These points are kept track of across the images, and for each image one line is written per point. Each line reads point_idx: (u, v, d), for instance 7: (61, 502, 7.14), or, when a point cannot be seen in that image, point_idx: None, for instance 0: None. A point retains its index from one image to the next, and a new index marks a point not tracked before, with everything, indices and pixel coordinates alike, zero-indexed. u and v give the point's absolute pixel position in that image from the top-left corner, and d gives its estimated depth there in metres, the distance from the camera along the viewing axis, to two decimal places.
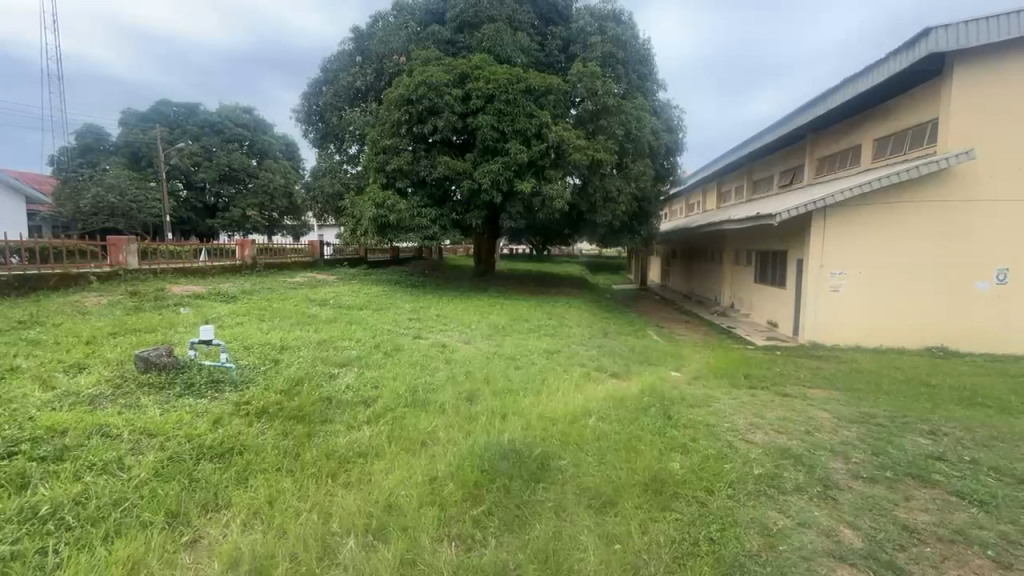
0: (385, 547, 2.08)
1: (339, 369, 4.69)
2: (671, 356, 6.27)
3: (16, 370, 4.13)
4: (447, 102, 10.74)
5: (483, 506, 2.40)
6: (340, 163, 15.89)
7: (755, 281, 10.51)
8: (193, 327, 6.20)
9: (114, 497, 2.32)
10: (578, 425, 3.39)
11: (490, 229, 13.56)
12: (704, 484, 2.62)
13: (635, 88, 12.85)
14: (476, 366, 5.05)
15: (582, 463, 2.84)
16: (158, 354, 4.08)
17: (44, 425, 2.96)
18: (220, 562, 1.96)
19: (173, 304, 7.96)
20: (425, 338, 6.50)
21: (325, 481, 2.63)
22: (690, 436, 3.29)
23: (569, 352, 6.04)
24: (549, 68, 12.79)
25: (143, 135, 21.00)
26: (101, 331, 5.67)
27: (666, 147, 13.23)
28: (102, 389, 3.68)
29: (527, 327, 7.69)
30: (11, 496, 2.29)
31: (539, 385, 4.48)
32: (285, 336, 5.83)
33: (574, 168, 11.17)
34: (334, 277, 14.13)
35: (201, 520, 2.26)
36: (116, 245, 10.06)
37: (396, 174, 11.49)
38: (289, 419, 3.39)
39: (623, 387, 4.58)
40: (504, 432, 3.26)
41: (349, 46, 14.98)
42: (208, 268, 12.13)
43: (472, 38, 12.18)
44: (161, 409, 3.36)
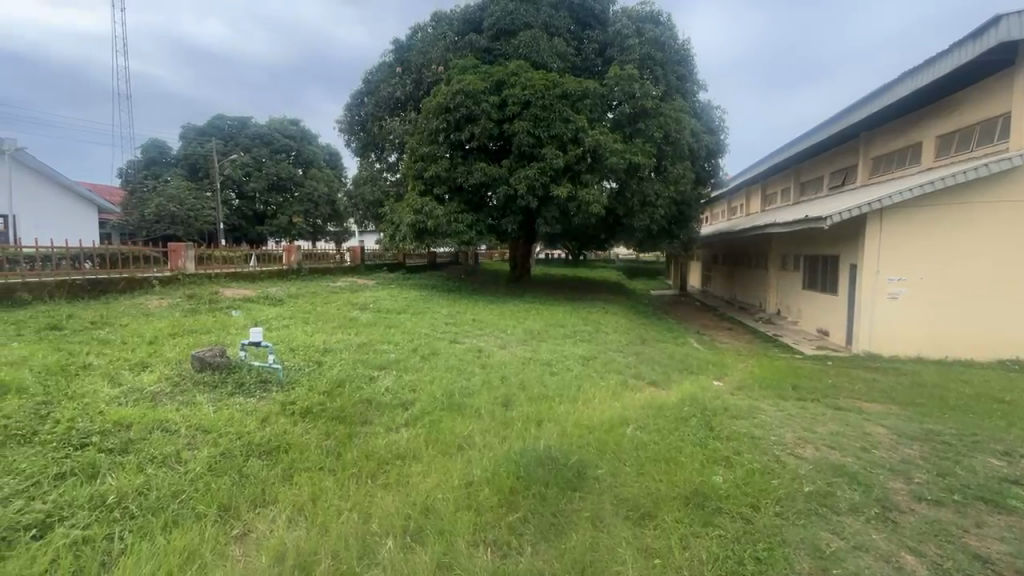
0: (421, 549, 2.10)
1: (378, 372, 4.81)
2: (712, 365, 6.04)
3: (89, 367, 4.48)
4: (484, 109, 10.88)
5: (518, 513, 2.38)
6: (380, 171, 16.39)
7: (804, 287, 10.01)
8: (243, 329, 6.52)
9: (171, 489, 2.47)
10: (615, 434, 3.33)
11: (525, 234, 13.55)
12: (748, 500, 2.51)
13: (673, 90, 12.61)
14: (511, 372, 5.05)
15: (619, 473, 2.78)
16: (212, 355, 4.31)
17: (111, 419, 3.19)
18: (267, 557, 2.03)
19: (225, 307, 8.42)
20: (461, 342, 6.57)
21: (364, 482, 2.69)
22: (734, 448, 3.16)
23: (606, 359, 5.95)
24: (584, 72, 12.72)
25: (200, 148, 22.42)
26: (162, 332, 6.08)
27: (707, 148, 12.86)
28: (162, 387, 3.94)
29: (563, 333, 7.63)
30: (83, 484, 2.48)
31: (575, 393, 4.42)
32: (327, 339, 6.04)
33: (611, 172, 11.04)
34: (374, 283, 14.53)
35: (249, 515, 2.36)
36: (176, 251, 10.78)
37: (433, 181, 11.72)
38: (331, 420, 3.50)
39: (662, 396, 4.45)
40: (539, 439, 3.24)
41: (390, 58, 15.47)
42: (256, 273, 12.75)
43: (508, 45, 12.26)
44: (214, 407, 3.55)
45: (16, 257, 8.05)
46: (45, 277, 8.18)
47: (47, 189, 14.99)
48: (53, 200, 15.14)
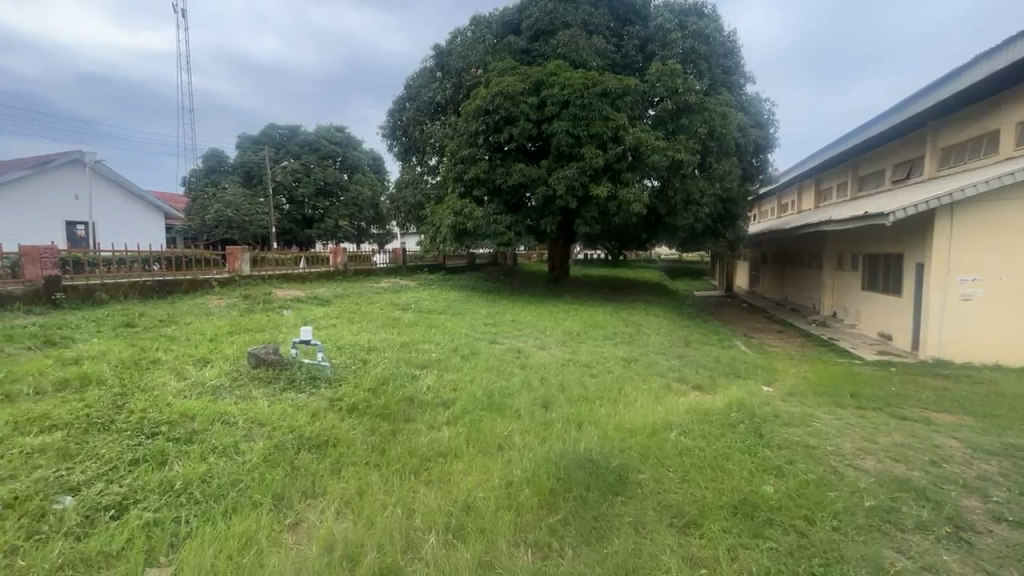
0: (463, 547, 2.13)
1: (420, 371, 4.92)
2: (761, 369, 5.78)
3: (159, 362, 4.85)
4: (523, 111, 10.89)
5: (559, 515, 2.37)
6: (421, 175, 16.80)
7: (864, 288, 9.37)
8: (294, 327, 6.85)
9: (231, 478, 2.63)
10: (657, 439, 3.25)
11: (564, 235, 13.47)
12: (802, 512, 2.38)
13: (718, 84, 12.19)
14: (550, 373, 5.04)
15: (662, 479, 2.71)
16: (267, 352, 4.55)
17: (177, 410, 3.44)
18: (317, 545, 2.12)
19: (278, 307, 8.88)
20: (501, 343, 6.61)
21: (408, 478, 2.76)
22: (786, 457, 3.01)
23: (647, 361, 5.81)
24: (625, 69, 12.50)
25: (255, 156, 23.73)
26: (222, 330, 6.48)
27: (755, 143, 12.32)
28: (222, 381, 4.20)
29: (603, 334, 7.52)
30: (153, 470, 2.68)
31: (616, 395, 4.35)
32: (371, 338, 6.24)
33: (653, 170, 10.81)
34: (415, 283, 14.86)
35: (301, 505, 2.48)
36: (234, 254, 11.46)
37: (472, 183, 11.83)
38: (375, 416, 3.61)
39: (707, 401, 4.30)
40: (580, 441, 3.22)
41: (430, 63, 15.79)
42: (306, 274, 13.35)
43: (547, 45, 12.24)
44: (268, 402, 3.75)
45: (96, 260, 8.84)
46: (121, 279, 8.91)
47: (123, 200, 16.34)
48: (128, 210, 16.49)
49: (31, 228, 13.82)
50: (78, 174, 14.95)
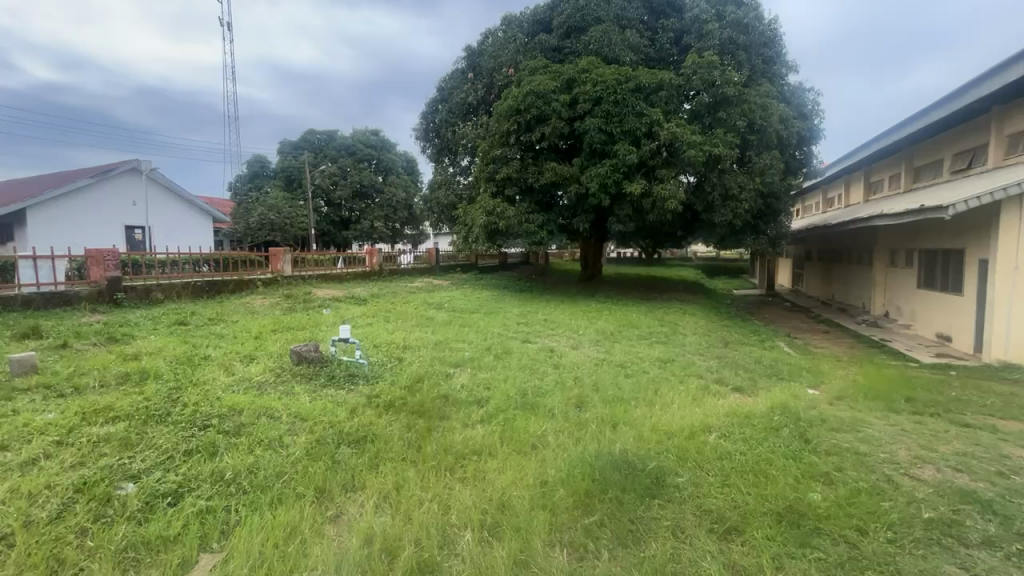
0: (499, 545, 2.14)
1: (453, 369, 4.98)
2: (806, 371, 5.53)
3: (208, 358, 5.11)
4: (554, 109, 10.82)
5: (595, 516, 2.35)
6: (453, 175, 17.17)
7: (920, 286, 8.80)
8: (333, 326, 7.06)
9: (275, 470, 2.74)
10: (696, 441, 3.17)
11: (597, 234, 13.32)
12: (854, 522, 2.26)
13: (758, 74, 11.75)
14: (583, 373, 4.99)
15: (702, 483, 2.63)
16: (308, 350, 4.71)
17: (226, 404, 3.62)
18: (358, 537, 2.18)
19: (317, 306, 9.20)
20: (533, 342, 6.60)
21: (443, 475, 2.80)
22: (835, 464, 2.86)
23: (684, 362, 5.67)
24: (659, 63, 12.25)
25: (295, 161, 24.67)
26: (266, 328, 6.76)
27: (798, 136, 11.64)
28: (266, 377, 4.38)
29: (637, 334, 7.40)
30: (206, 461, 2.84)
31: (651, 396, 4.26)
32: (406, 337, 6.36)
33: (689, 166, 10.52)
34: (448, 283, 15.05)
35: (341, 499, 2.55)
36: (276, 255, 11.95)
37: (504, 182, 11.86)
38: (411, 413, 3.68)
39: (748, 403, 4.16)
40: (615, 442, 3.16)
41: (462, 64, 15.93)
42: (343, 274, 13.77)
43: (579, 42, 12.14)
44: (309, 397, 3.90)
45: (152, 262, 9.41)
46: (174, 280, 9.44)
47: (176, 205, 17.31)
48: (179, 214, 17.40)
49: (90, 231, 14.66)
50: (133, 180, 15.89)
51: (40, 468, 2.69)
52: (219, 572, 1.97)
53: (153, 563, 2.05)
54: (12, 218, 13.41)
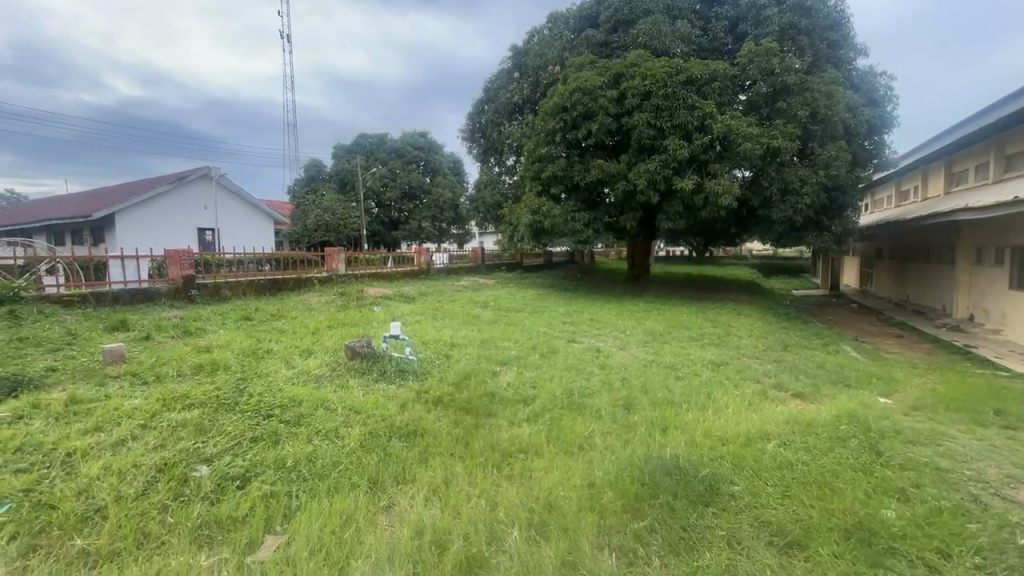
0: (547, 545, 2.13)
1: (500, 367, 5.03)
2: (877, 378, 5.13)
3: (271, 351, 5.44)
4: (602, 105, 10.65)
5: (645, 521, 2.29)
6: (499, 175, 17.30)
7: (1013, 287, 7.93)
8: (384, 323, 7.29)
9: (332, 460, 2.87)
10: (753, 448, 3.02)
11: (645, 232, 12.99)
12: (934, 544, 2.08)
13: (823, 60, 11.02)
14: (631, 374, 4.87)
15: (760, 493, 2.50)
16: (361, 345, 4.91)
17: (288, 395, 3.84)
18: (408, 529, 2.25)
19: (369, 303, 9.56)
20: (579, 342, 6.54)
21: (490, 472, 2.83)
22: (911, 479, 2.64)
23: (739, 365, 5.41)
24: (713, 54, 11.75)
25: (348, 165, 25.77)
26: (322, 324, 7.10)
27: (869, 124, 10.80)
28: (323, 371, 4.62)
29: (688, 334, 7.16)
30: (269, 448, 3.02)
31: (703, 400, 4.11)
32: (453, 334, 6.49)
33: (745, 160, 10.03)
34: (493, 281, 15.19)
35: (393, 490, 2.64)
36: (331, 255, 12.55)
37: (550, 181, 11.80)
38: (459, 410, 3.75)
39: (810, 411, 3.91)
40: (665, 447, 3.07)
41: (508, 64, 16.01)
42: (393, 272, 14.23)
43: (627, 36, 11.86)
44: (362, 391, 4.06)
45: (221, 262, 10.14)
46: (241, 278, 10.12)
47: (242, 210, 18.61)
48: (243, 216, 18.64)
49: (167, 233, 15.96)
50: (204, 185, 17.17)
51: (128, 448, 2.96)
52: (282, 553, 2.09)
53: (224, 541, 2.20)
54: (101, 222, 14.79)
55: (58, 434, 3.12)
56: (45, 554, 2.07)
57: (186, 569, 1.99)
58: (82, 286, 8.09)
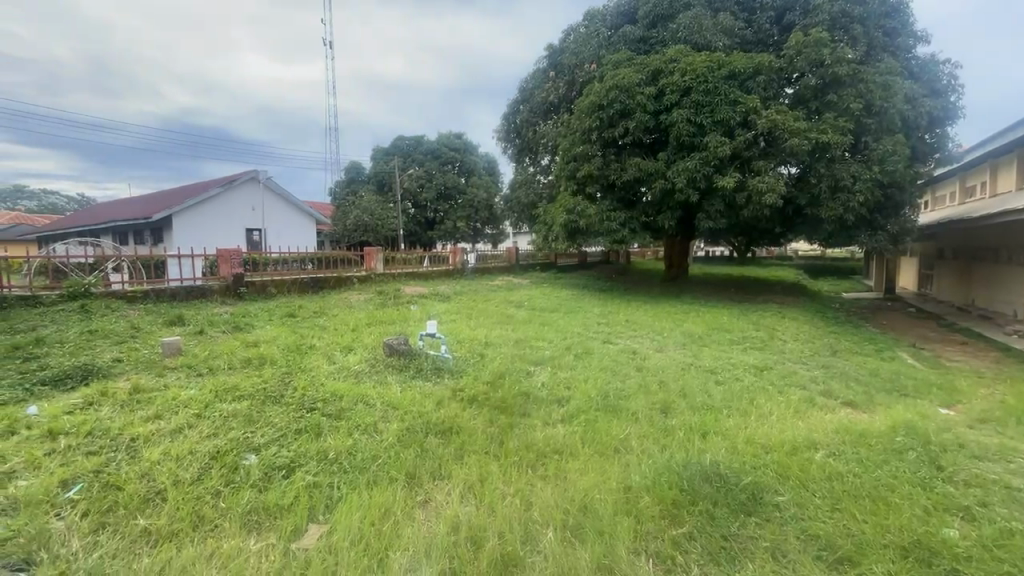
0: (582, 547, 2.12)
1: (534, 367, 5.02)
2: (938, 387, 4.78)
3: (314, 347, 5.66)
4: (639, 102, 10.48)
5: (684, 528, 2.24)
6: (534, 175, 17.32)
7: None
8: (420, 322, 7.44)
9: (371, 453, 2.96)
10: (799, 458, 2.89)
11: (684, 231, 12.66)
12: (1004, 568, 1.92)
13: (878, 49, 10.40)
14: (668, 377, 4.76)
15: (807, 505, 2.39)
16: (399, 342, 5.03)
17: (329, 390, 3.98)
18: (444, 524, 2.29)
19: (406, 302, 9.78)
20: (615, 343, 6.44)
21: (525, 471, 2.84)
22: (977, 498, 2.46)
23: (784, 370, 5.18)
24: (757, 46, 11.33)
25: (386, 166, 26.44)
26: (362, 321, 7.32)
27: (931, 115, 10.11)
28: (363, 367, 4.75)
29: (729, 338, 6.93)
30: (311, 439, 3.15)
31: (745, 406, 3.96)
32: (488, 333, 6.53)
33: (791, 156, 9.62)
34: (527, 282, 15.17)
35: (429, 485, 2.69)
36: (370, 254, 12.90)
37: (585, 180, 11.69)
38: (494, 408, 3.78)
39: (862, 420, 3.70)
40: (705, 452, 2.99)
41: (544, 63, 15.99)
42: (429, 272, 14.49)
43: (666, 31, 11.61)
44: (400, 388, 4.16)
45: (267, 261, 10.62)
46: (286, 276, 10.57)
47: (286, 211, 19.45)
48: (287, 216, 19.48)
49: (219, 234, 16.85)
50: (252, 188, 18.04)
51: (184, 436, 3.15)
52: (325, 541, 2.17)
53: (272, 527, 2.31)
54: (161, 224, 15.76)
55: (124, 420, 3.36)
56: (113, 531, 2.23)
57: (237, 552, 2.10)
58: (144, 283, 8.65)
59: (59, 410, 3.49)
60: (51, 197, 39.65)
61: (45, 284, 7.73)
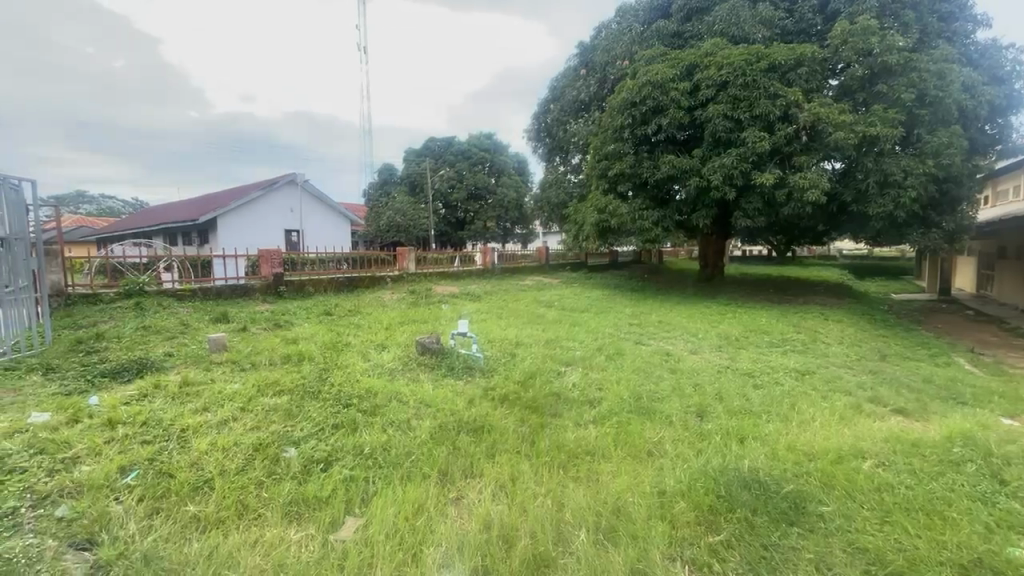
0: (615, 551, 2.09)
1: (565, 368, 5.00)
2: (1000, 396, 4.46)
3: (349, 344, 5.82)
4: (673, 98, 10.25)
5: (721, 535, 2.18)
6: (564, 174, 17.22)
7: None
8: (452, 321, 7.54)
9: (404, 449, 3.02)
10: (845, 466, 2.76)
11: (719, 229, 12.30)
12: None
13: (933, 35, 9.80)
14: (704, 380, 4.63)
15: (855, 517, 2.28)
16: (431, 341, 5.11)
17: (365, 387, 4.08)
18: (477, 522, 2.30)
19: (437, 301, 9.93)
20: (647, 344, 6.33)
21: (557, 472, 2.82)
22: None
23: (827, 375, 4.95)
24: (799, 36, 10.87)
25: (418, 168, 26.93)
26: (395, 320, 7.48)
27: (992, 104, 9.43)
28: (396, 365, 4.85)
29: (767, 340, 6.69)
30: (348, 434, 3.24)
31: (786, 411, 3.81)
32: (519, 333, 6.54)
33: (836, 150, 9.18)
34: (557, 281, 15.08)
35: (462, 483, 2.72)
36: (402, 254, 13.15)
37: (617, 178, 11.52)
38: (524, 407, 3.78)
39: (915, 429, 3.50)
40: (743, 458, 2.90)
41: (574, 62, 15.88)
42: (460, 272, 14.64)
43: (702, 24, 11.31)
44: (433, 386, 4.23)
45: (305, 261, 11.00)
46: (323, 275, 10.91)
47: (322, 211, 20.08)
48: (322, 217, 20.12)
49: (259, 234, 17.55)
50: (290, 190, 18.70)
51: (229, 428, 3.30)
52: (361, 534, 2.23)
53: (311, 517, 2.39)
54: (206, 225, 16.54)
55: (175, 411, 3.55)
56: (165, 517, 2.35)
57: (279, 541, 2.18)
58: (192, 282, 9.10)
59: (117, 401, 3.72)
60: (108, 202, 42.24)
61: (104, 283, 8.22)
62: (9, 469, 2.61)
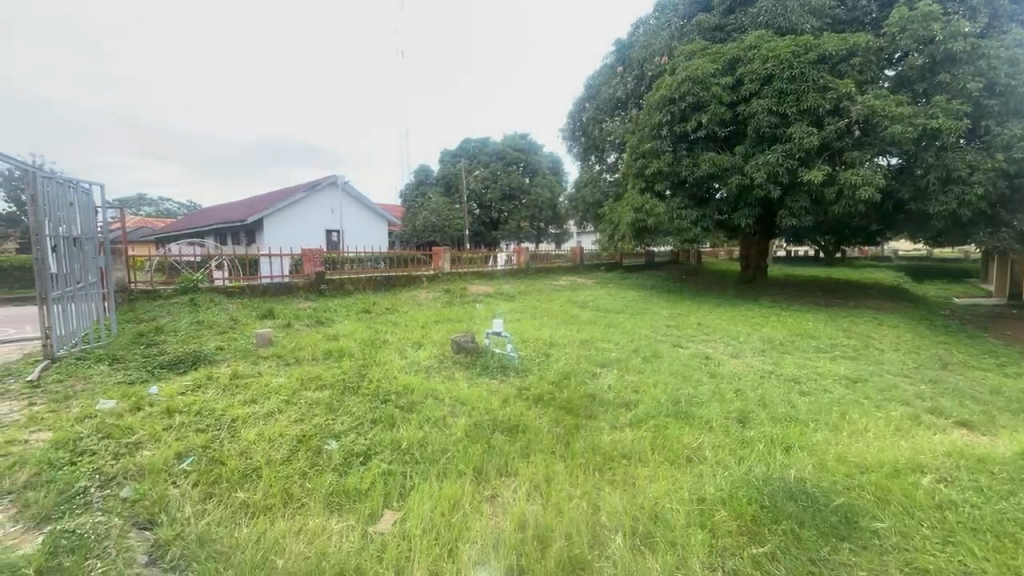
0: (652, 557, 2.06)
1: (600, 369, 4.93)
2: None
3: (387, 342, 5.96)
4: (714, 94, 9.94)
5: (766, 547, 2.09)
6: (600, 173, 17.03)
7: None
8: (486, 320, 7.57)
9: (440, 446, 3.07)
10: (901, 480, 2.60)
11: (763, 229, 11.83)
12: None
13: (1004, 19, 9.07)
14: (746, 385, 4.47)
15: (912, 534, 2.14)
16: (467, 340, 5.16)
17: (401, 384, 4.16)
18: (512, 521, 2.30)
19: (472, 300, 10.03)
20: (686, 347, 6.17)
21: (592, 474, 2.79)
22: None
23: (881, 383, 4.67)
24: (851, 25, 10.29)
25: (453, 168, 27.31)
26: (430, 319, 7.59)
27: None
28: (433, 363, 4.93)
29: (815, 344, 6.38)
30: (386, 429, 3.32)
31: (836, 420, 3.61)
32: (553, 333, 6.51)
33: (892, 145, 8.65)
34: (591, 282, 14.92)
35: (496, 482, 2.73)
36: (438, 254, 13.36)
37: (654, 177, 11.27)
38: (559, 408, 3.76)
39: (982, 444, 3.24)
40: (789, 468, 2.77)
41: (610, 59, 15.67)
42: (494, 271, 14.73)
43: (746, 16, 10.91)
44: (467, 384, 4.26)
45: (345, 260, 11.36)
46: (362, 274, 11.23)
47: (361, 212, 20.69)
48: (361, 216, 20.72)
49: (302, 234, 18.24)
50: (331, 191, 19.35)
51: (275, 419, 3.46)
52: (399, 528, 2.28)
53: (352, 509, 2.47)
54: (253, 225, 17.31)
55: (226, 402, 3.75)
56: (218, 501, 2.49)
57: (322, 530, 2.26)
58: (241, 280, 9.56)
59: (174, 391, 3.96)
60: (166, 204, 44.96)
61: (163, 280, 8.78)
62: (81, 450, 2.84)
